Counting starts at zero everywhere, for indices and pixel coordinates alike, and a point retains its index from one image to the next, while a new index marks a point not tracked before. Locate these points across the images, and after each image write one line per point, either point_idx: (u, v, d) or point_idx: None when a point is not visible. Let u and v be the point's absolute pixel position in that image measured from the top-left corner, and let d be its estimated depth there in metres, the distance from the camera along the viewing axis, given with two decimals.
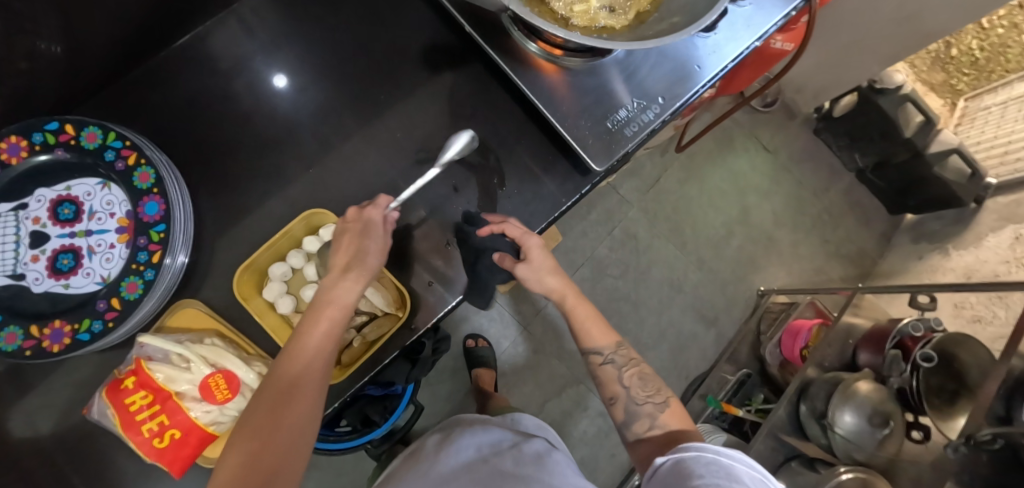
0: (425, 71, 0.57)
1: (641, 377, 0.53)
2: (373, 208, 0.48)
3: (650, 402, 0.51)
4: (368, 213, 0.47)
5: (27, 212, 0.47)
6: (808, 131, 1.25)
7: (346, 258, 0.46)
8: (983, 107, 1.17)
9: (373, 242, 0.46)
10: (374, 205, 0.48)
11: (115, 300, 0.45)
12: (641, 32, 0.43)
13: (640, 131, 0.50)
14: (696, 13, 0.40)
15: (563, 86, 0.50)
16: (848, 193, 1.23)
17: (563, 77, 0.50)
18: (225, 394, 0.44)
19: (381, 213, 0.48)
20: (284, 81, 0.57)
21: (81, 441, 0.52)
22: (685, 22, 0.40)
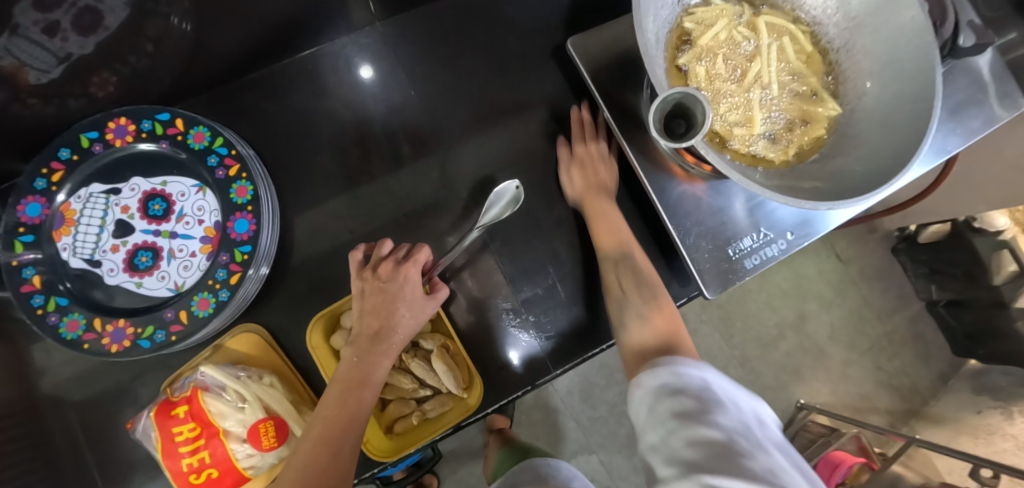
0: (541, 138, 0.54)
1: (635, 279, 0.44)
2: (411, 266, 0.44)
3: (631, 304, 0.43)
4: (402, 276, 0.43)
5: (118, 199, 0.46)
6: (885, 249, 1.18)
7: (378, 323, 0.42)
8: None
9: (412, 305, 0.43)
10: (408, 266, 0.43)
11: (183, 312, 0.43)
12: (798, 184, 0.40)
13: (761, 265, 0.46)
14: (861, 178, 0.38)
15: (688, 196, 0.46)
16: (913, 323, 1.16)
17: (691, 188, 0.47)
18: (271, 442, 0.41)
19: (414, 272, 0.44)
20: (370, 72, 0.55)
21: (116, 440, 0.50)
22: (833, 188, 0.38)
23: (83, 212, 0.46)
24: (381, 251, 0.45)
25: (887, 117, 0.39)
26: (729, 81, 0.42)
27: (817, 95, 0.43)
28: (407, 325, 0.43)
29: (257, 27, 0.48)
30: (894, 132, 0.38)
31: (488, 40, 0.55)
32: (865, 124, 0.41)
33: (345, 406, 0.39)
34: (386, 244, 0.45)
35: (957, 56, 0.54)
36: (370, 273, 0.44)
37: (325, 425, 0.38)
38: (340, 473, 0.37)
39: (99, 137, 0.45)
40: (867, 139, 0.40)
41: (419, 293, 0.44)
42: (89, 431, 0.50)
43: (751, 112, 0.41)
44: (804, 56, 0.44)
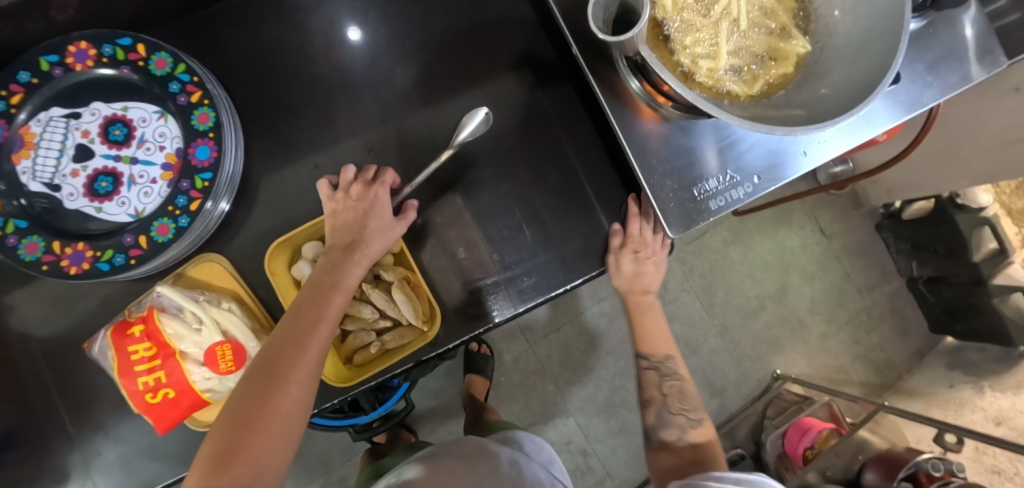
0: (514, 81, 0.53)
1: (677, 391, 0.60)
2: (381, 188, 0.45)
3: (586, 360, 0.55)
4: (372, 193, 0.44)
5: (78, 124, 0.46)
6: (869, 225, 1.18)
7: (349, 237, 0.43)
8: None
9: (382, 225, 0.44)
10: (378, 185, 0.44)
11: (143, 238, 0.43)
12: (760, 117, 0.39)
13: (725, 207, 0.46)
14: (821, 113, 0.38)
15: (658, 137, 0.46)
16: (893, 298, 1.17)
17: (659, 127, 0.46)
18: (228, 366, 0.42)
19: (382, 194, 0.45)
20: (358, 39, 0.53)
21: (80, 369, 0.50)
22: (814, 114, 0.38)
23: (42, 136, 0.45)
24: (347, 173, 0.45)
25: (856, 51, 0.39)
26: (696, 14, 0.41)
27: (786, 32, 0.42)
28: (378, 239, 0.44)
29: None
30: (863, 65, 0.38)
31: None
32: (833, 60, 0.40)
33: (305, 312, 0.39)
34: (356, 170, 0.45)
35: (936, 8, 0.53)
36: (341, 194, 0.44)
37: (282, 329, 0.38)
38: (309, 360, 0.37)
39: (58, 60, 0.44)
40: (837, 73, 0.39)
41: (388, 215, 0.44)
42: (53, 360, 0.50)
43: (718, 45, 0.40)
44: None
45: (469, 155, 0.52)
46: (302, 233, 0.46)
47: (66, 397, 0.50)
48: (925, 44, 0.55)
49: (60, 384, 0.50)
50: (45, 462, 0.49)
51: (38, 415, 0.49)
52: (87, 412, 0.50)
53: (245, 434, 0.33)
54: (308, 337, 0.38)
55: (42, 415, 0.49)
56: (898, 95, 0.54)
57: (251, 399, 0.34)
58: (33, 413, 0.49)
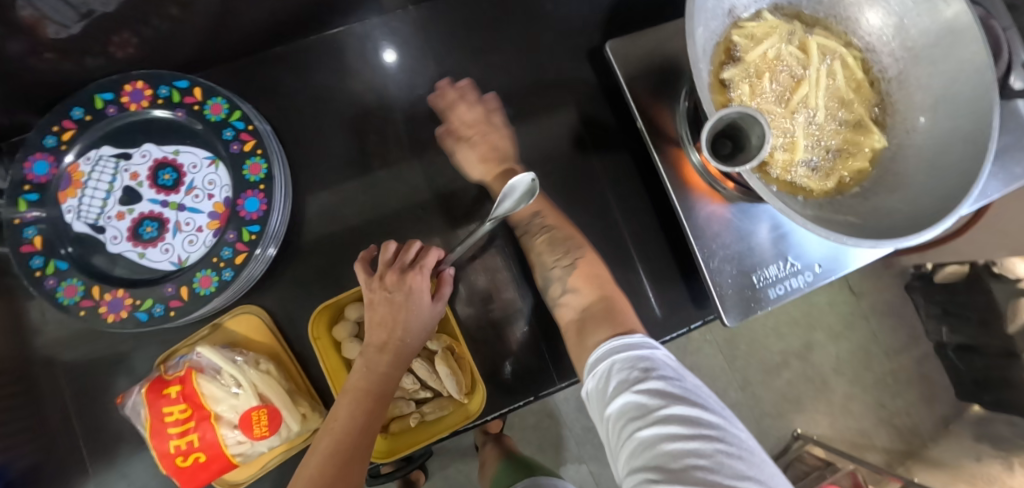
0: (566, 142, 0.52)
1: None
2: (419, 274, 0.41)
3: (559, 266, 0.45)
4: (410, 286, 0.40)
5: (128, 165, 0.45)
6: (899, 285, 1.15)
7: (385, 336, 0.40)
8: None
9: (420, 314, 0.41)
10: (416, 276, 0.40)
11: (184, 289, 0.42)
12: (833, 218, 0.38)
13: (785, 296, 0.44)
14: (898, 220, 0.37)
15: (718, 217, 0.45)
16: (921, 363, 1.14)
17: (719, 208, 0.45)
18: (262, 432, 0.40)
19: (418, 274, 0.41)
20: (393, 58, 0.53)
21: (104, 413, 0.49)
22: (870, 225, 0.37)
23: (91, 175, 0.44)
24: (385, 256, 0.41)
25: (937, 155, 0.37)
26: (772, 102, 0.40)
27: (863, 126, 0.40)
28: (417, 334, 0.41)
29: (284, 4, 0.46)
30: (947, 174, 0.36)
31: (521, 37, 0.53)
32: (911, 161, 0.39)
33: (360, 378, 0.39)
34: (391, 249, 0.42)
35: (1004, 98, 0.52)
36: (377, 282, 0.41)
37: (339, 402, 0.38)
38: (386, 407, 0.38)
39: (113, 98, 0.44)
40: (915, 179, 0.38)
41: (427, 301, 0.41)
42: (78, 400, 0.49)
43: (793, 137, 0.39)
44: (853, 83, 0.41)
45: None
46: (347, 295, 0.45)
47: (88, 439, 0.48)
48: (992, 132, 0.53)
49: (83, 425, 0.49)
50: None
51: (59, 456, 0.48)
52: (107, 456, 0.49)
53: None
54: (366, 402, 0.38)
55: (62, 457, 0.48)
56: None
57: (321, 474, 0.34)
58: (55, 454, 0.48)
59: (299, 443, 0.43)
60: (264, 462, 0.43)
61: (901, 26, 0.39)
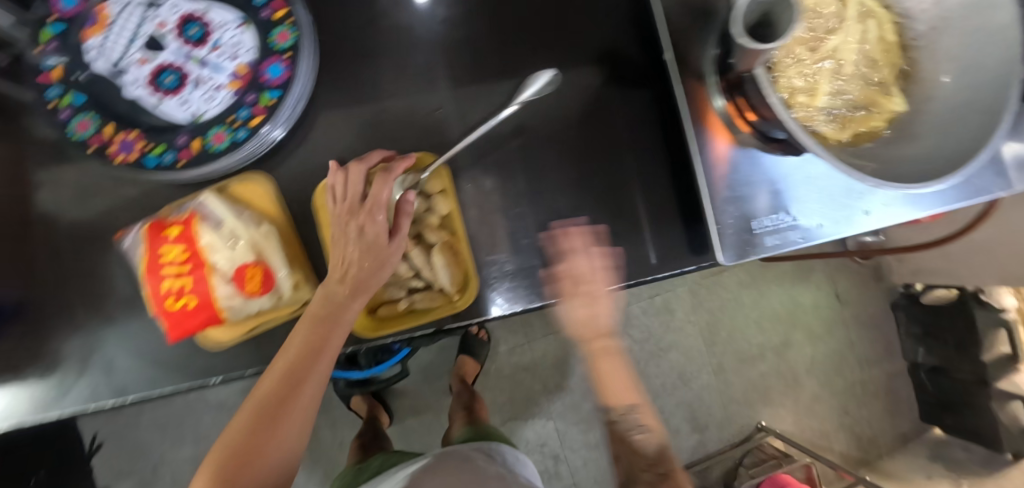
0: (590, 70, 0.52)
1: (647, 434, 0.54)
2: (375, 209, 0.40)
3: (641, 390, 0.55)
4: (379, 199, 0.40)
5: (155, 14, 0.43)
6: (885, 301, 1.17)
7: (355, 249, 0.39)
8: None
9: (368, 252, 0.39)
10: (383, 191, 0.40)
11: (196, 141, 0.42)
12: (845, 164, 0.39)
13: (780, 246, 0.45)
14: (902, 175, 0.38)
15: (731, 159, 0.45)
16: (891, 379, 1.17)
17: (731, 150, 0.46)
18: (255, 289, 0.41)
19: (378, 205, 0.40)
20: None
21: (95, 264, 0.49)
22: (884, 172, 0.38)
23: (116, 17, 0.42)
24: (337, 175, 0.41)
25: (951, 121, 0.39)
26: (805, 47, 0.40)
27: (885, 88, 0.41)
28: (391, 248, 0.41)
29: None
30: (959, 137, 0.37)
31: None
32: (928, 126, 0.40)
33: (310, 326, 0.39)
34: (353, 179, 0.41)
35: None
36: (340, 206, 0.40)
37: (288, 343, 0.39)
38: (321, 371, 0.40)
39: None
40: (927, 138, 0.39)
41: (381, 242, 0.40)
42: (75, 247, 0.49)
43: (817, 84, 0.40)
44: (883, 45, 0.42)
45: (527, 135, 0.50)
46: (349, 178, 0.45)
47: (78, 287, 0.49)
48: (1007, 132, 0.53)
49: (77, 272, 0.49)
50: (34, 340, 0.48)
51: (47, 297, 0.48)
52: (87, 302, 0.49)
53: (267, 431, 0.38)
54: (320, 350, 0.39)
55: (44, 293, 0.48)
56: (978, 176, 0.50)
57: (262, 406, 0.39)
58: (46, 294, 0.48)
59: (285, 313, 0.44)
60: (248, 327, 0.43)
61: None
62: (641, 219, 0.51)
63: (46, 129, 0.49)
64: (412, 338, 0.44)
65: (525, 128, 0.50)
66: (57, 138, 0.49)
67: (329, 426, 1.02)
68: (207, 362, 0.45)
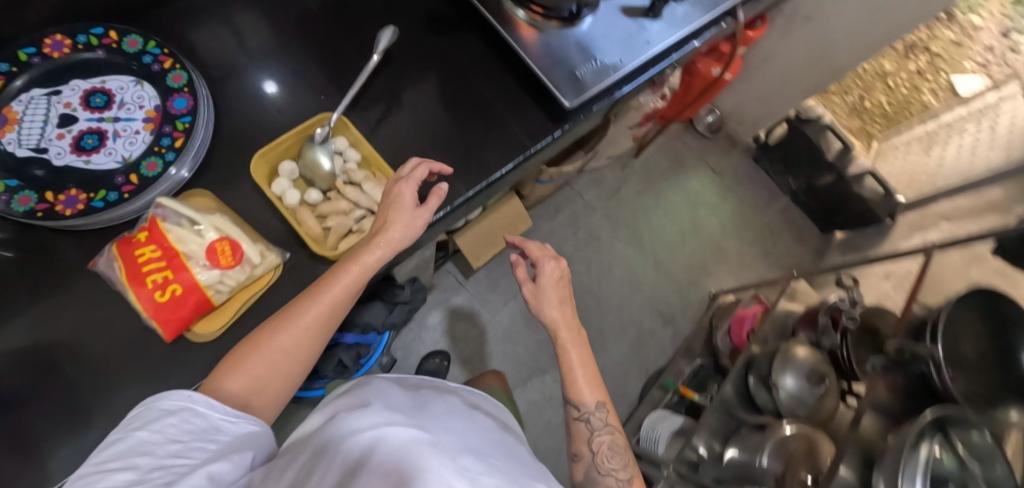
0: (423, 31, 0.64)
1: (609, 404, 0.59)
2: (405, 181, 0.51)
3: (613, 475, 0.58)
4: (400, 184, 0.51)
5: (60, 98, 0.51)
6: (749, 159, 1.43)
7: (553, 315, 0.58)
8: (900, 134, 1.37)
9: (400, 210, 0.50)
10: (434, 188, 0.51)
11: (133, 175, 0.50)
12: None
13: (599, 82, 0.60)
14: None
15: (543, 42, 0.61)
16: (785, 213, 1.41)
17: (526, 34, 0.61)
18: (229, 261, 0.48)
19: (413, 189, 0.51)
20: (267, 12, 0.62)
21: (35, 343, 0.48)
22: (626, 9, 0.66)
23: (25, 112, 0.50)
24: None
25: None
26: None
27: None
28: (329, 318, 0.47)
29: None
30: None
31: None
32: None
33: (388, 216, 0.50)
34: (405, 171, 0.52)
35: None
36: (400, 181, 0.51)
37: (344, 260, 0.48)
38: (282, 343, 0.45)
39: (35, 51, 0.51)
40: None
41: (410, 203, 0.50)
42: (40, 331, 0.49)
43: None
44: None
45: (389, 94, 0.63)
46: (269, 159, 0.52)
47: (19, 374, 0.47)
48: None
49: (21, 355, 0.47)
50: None
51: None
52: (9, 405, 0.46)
53: (251, 349, 0.45)
54: (320, 293, 0.46)
55: None
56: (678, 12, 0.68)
57: (369, 266, 0.48)
58: (31, 374, 0.47)
59: (258, 282, 0.51)
60: (233, 305, 0.50)
61: None
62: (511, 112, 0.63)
63: None
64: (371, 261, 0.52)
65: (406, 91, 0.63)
66: None
67: None
68: (177, 384, 0.49)
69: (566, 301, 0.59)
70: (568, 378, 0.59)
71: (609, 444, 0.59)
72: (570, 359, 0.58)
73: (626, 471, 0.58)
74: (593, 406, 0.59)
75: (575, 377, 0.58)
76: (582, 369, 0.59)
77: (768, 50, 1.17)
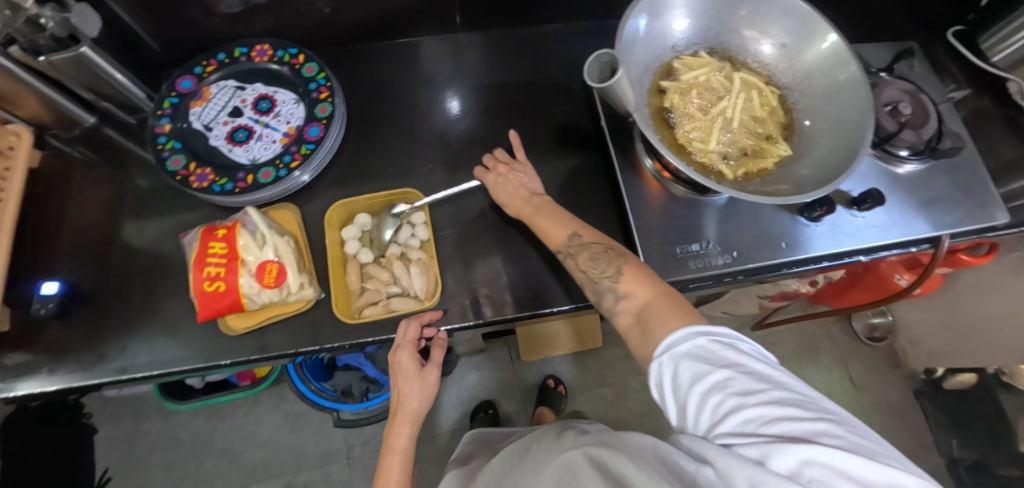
0: (555, 140, 0.64)
1: (596, 255, 0.47)
2: (401, 350, 0.50)
3: (608, 280, 0.45)
4: (399, 360, 0.50)
5: (241, 94, 0.62)
6: (908, 389, 1.14)
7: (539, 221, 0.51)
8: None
9: (410, 379, 0.50)
10: (405, 346, 0.49)
11: (250, 176, 0.57)
12: (761, 187, 0.48)
13: (703, 269, 0.53)
14: (801, 186, 0.46)
15: (668, 208, 0.56)
16: (931, 479, 1.08)
17: (649, 187, 0.57)
18: (270, 281, 0.52)
19: (412, 353, 0.50)
20: (435, 77, 0.68)
21: (133, 267, 0.59)
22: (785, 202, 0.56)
23: (215, 95, 0.62)
24: None
25: (827, 174, 0.45)
26: (697, 109, 0.50)
27: (773, 139, 0.50)
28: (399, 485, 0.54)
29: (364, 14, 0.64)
30: (829, 156, 0.47)
31: (560, 51, 0.69)
32: (810, 148, 0.49)
33: (401, 387, 0.51)
34: (399, 347, 0.50)
35: (889, 155, 0.60)
36: (398, 364, 0.50)
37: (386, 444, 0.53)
38: None
39: (246, 52, 0.63)
40: (817, 150, 0.48)
41: (416, 366, 0.50)
42: (140, 257, 0.59)
43: (710, 134, 0.49)
44: (768, 108, 0.51)
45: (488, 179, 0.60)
46: (350, 208, 0.57)
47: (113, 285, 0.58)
48: (959, 184, 0.61)
49: (123, 272, 0.59)
50: (43, 336, 0.55)
51: (85, 291, 0.57)
52: (94, 305, 0.57)
53: None
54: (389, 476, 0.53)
55: (69, 294, 0.57)
56: (851, 225, 0.57)
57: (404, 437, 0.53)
58: (119, 290, 0.58)
59: (289, 306, 0.54)
60: (262, 316, 0.54)
61: (811, 73, 0.50)
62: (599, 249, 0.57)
63: (144, 176, 0.63)
64: (388, 339, 0.52)
65: None
66: (151, 182, 0.63)
67: (321, 482, 1.02)
68: (193, 356, 0.55)
69: (526, 197, 0.53)
70: (536, 227, 0.51)
71: (594, 252, 0.47)
72: (542, 219, 0.51)
73: (616, 265, 0.45)
74: (568, 240, 0.49)
75: (538, 224, 0.51)
76: (551, 220, 0.50)
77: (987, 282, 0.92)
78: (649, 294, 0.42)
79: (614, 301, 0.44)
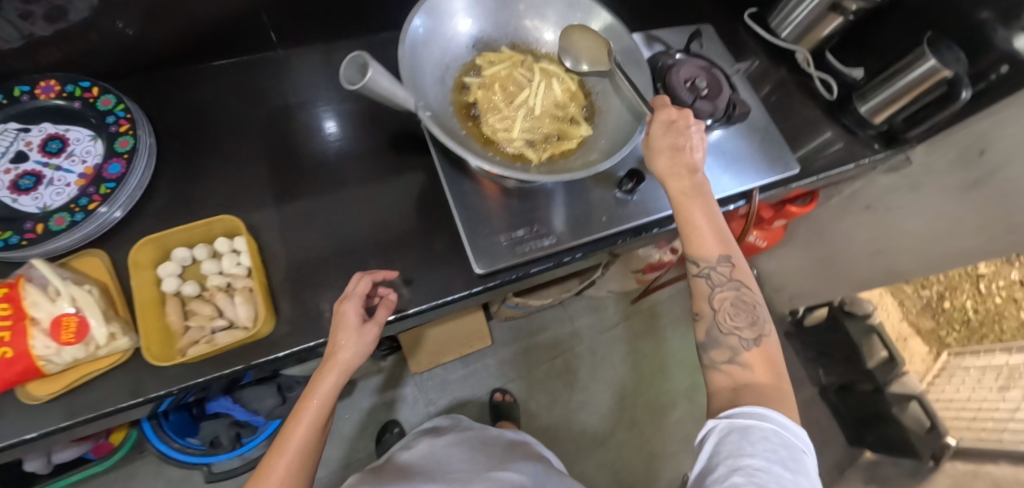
0: (390, 147, 0.64)
1: (737, 308, 0.46)
2: (347, 301, 0.48)
3: (737, 335, 0.45)
4: (343, 307, 0.47)
5: (25, 136, 0.55)
6: (780, 331, 1.29)
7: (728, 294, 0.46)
8: (970, 349, 1.22)
9: (348, 331, 0.47)
10: (351, 297, 0.47)
11: (40, 226, 0.51)
12: (564, 168, 0.50)
13: (532, 252, 0.56)
14: (598, 160, 0.50)
15: (499, 199, 0.58)
16: (808, 407, 1.21)
17: (478, 181, 0.58)
18: (68, 338, 0.46)
19: (357, 305, 0.48)
20: (258, 96, 0.65)
21: None
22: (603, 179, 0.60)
23: None
24: None
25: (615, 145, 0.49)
26: (502, 103, 0.53)
27: (575, 121, 0.53)
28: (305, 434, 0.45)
29: (167, 38, 0.60)
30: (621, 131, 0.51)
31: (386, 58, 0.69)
32: (608, 127, 0.53)
33: (335, 340, 0.47)
34: (351, 290, 0.48)
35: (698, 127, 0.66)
36: (341, 311, 0.47)
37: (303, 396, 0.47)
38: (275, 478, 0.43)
39: (28, 89, 0.56)
40: (612, 128, 0.53)
41: (358, 319, 0.47)
42: None
43: (514, 125, 0.51)
44: (569, 93, 0.55)
45: (324, 197, 0.59)
46: (163, 244, 0.52)
47: None
48: (756, 144, 0.69)
49: None
50: None
51: None
52: None
53: None
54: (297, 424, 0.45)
55: None
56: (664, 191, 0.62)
57: (325, 395, 0.46)
58: None
59: (101, 361, 0.49)
60: (68, 377, 0.48)
61: (598, 57, 0.55)
62: (441, 248, 0.58)
63: None
64: (220, 376, 0.49)
65: (351, 196, 0.60)
66: None
67: None
68: None
69: (690, 176, 0.48)
70: (687, 222, 0.47)
71: (736, 300, 0.46)
72: (693, 219, 0.47)
73: (757, 330, 0.45)
74: (717, 261, 0.46)
75: (689, 220, 0.47)
76: (705, 221, 0.47)
77: (820, 227, 1.06)
78: (767, 375, 0.42)
79: (726, 356, 0.44)
